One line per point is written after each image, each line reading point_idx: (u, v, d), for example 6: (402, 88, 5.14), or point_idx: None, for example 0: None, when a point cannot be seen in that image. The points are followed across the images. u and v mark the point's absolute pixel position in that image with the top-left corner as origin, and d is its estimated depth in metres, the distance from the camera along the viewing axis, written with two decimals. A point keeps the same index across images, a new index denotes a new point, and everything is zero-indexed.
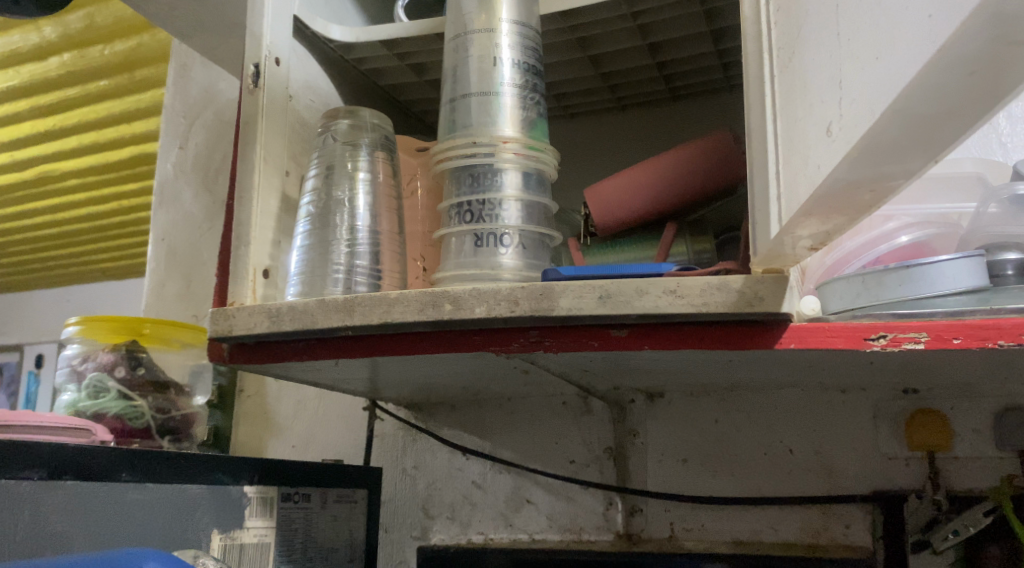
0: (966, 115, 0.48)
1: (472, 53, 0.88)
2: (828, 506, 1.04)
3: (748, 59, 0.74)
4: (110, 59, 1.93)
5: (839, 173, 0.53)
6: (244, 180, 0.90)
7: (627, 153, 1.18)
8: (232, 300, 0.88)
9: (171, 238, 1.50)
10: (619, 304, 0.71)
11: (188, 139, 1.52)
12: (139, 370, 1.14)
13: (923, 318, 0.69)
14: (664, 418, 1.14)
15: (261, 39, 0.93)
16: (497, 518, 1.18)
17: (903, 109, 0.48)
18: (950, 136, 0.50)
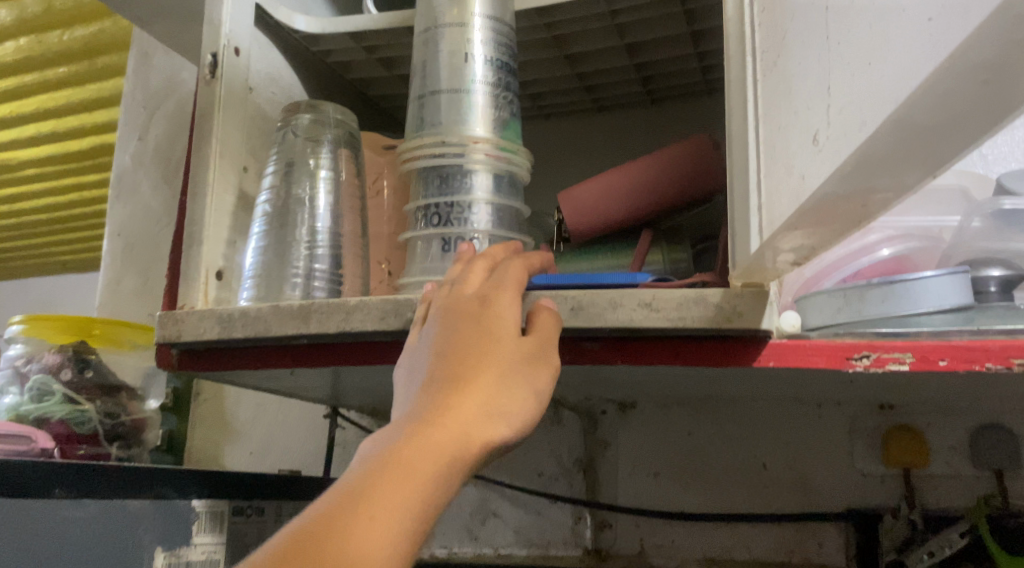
0: (969, 134, 0.44)
1: (443, 48, 0.83)
2: (802, 524, 1.02)
3: (730, 61, 0.70)
4: (70, 45, 1.86)
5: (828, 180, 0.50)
6: (198, 175, 0.85)
7: (602, 155, 1.15)
8: (183, 303, 0.83)
9: (128, 232, 1.44)
10: (591, 316, 0.67)
11: (147, 130, 1.46)
12: (88, 372, 1.08)
13: (908, 337, 0.66)
14: (636, 429, 1.10)
15: (220, 27, 0.88)
16: (462, 531, 1.15)
17: (903, 112, 0.44)
18: (951, 156, 0.46)
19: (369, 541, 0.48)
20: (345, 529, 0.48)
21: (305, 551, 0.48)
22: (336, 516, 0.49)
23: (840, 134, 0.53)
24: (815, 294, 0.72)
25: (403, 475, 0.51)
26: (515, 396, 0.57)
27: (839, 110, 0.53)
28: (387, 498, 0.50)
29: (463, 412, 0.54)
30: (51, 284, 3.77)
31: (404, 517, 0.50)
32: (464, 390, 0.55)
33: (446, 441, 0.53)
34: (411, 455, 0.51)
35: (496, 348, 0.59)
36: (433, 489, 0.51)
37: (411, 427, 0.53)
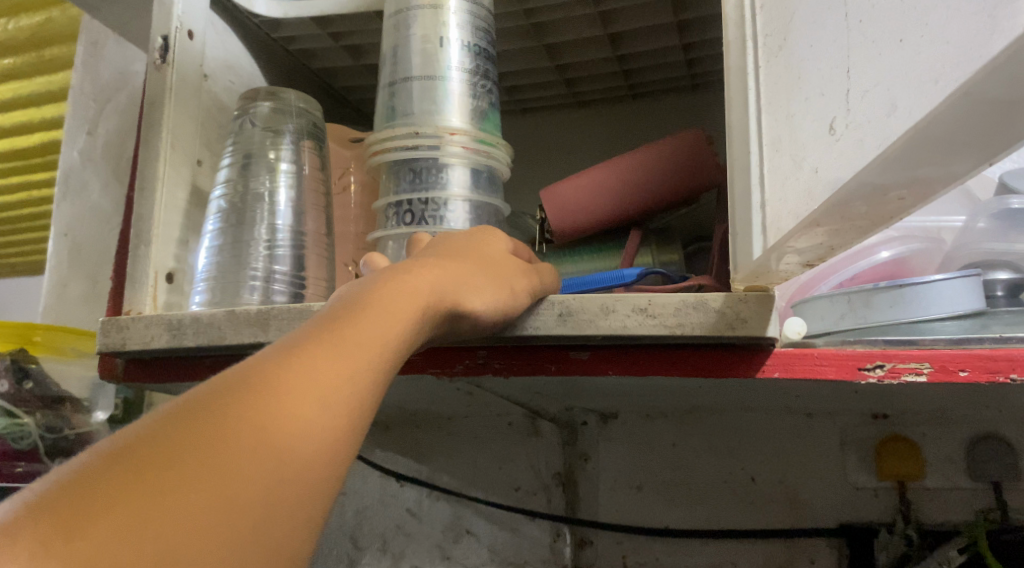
0: None
1: (415, 32, 0.77)
2: (792, 540, 0.97)
3: (728, 47, 0.64)
4: (16, 35, 1.76)
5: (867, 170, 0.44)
6: (146, 168, 0.78)
7: (582, 152, 1.09)
8: (129, 308, 0.76)
9: (76, 233, 1.35)
10: (581, 323, 0.61)
11: (97, 125, 1.38)
12: (27, 385, 1.00)
13: (922, 345, 0.61)
14: (617, 441, 1.05)
15: (171, 7, 0.81)
16: (433, 550, 1.08)
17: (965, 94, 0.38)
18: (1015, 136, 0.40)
19: (314, 394, 0.44)
20: (286, 379, 0.44)
21: (238, 396, 0.43)
22: (278, 366, 0.45)
23: (866, 120, 0.48)
24: (817, 298, 0.68)
25: (352, 334, 0.48)
26: (483, 287, 0.57)
27: (862, 93, 0.48)
28: (334, 352, 0.46)
29: (423, 283, 0.53)
30: None
31: (349, 373, 0.46)
32: (432, 270, 0.54)
33: (401, 308, 0.50)
34: (363, 317, 0.49)
35: (474, 253, 0.59)
36: (384, 350, 0.48)
37: (365, 291, 0.50)
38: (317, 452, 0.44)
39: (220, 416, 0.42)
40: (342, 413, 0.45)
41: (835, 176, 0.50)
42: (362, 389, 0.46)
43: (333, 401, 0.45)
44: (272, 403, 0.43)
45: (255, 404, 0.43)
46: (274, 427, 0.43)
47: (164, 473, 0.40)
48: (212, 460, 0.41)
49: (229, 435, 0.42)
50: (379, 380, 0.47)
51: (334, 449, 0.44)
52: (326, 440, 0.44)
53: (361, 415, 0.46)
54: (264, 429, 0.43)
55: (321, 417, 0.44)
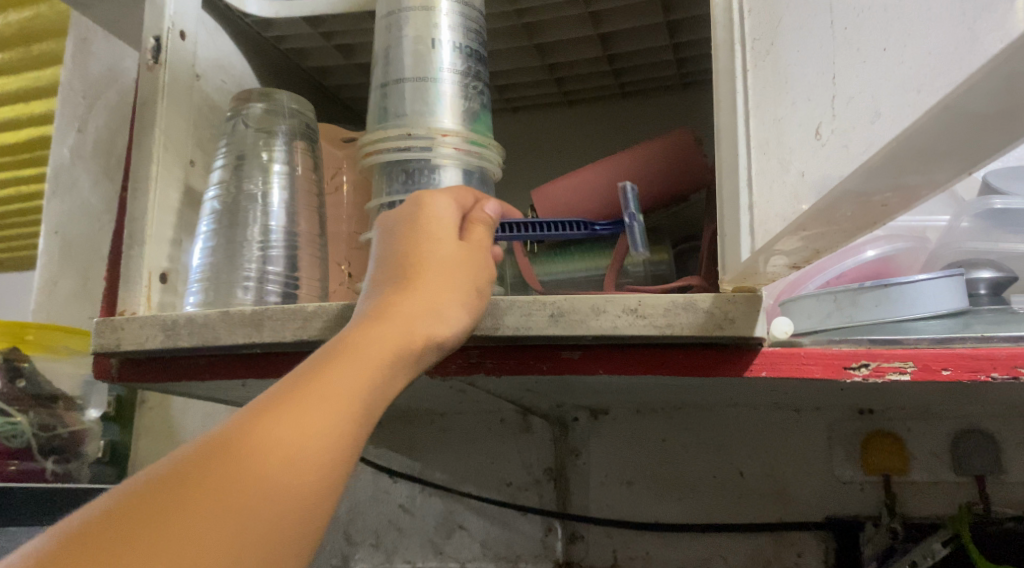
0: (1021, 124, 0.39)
1: (408, 33, 0.77)
2: (780, 534, 0.98)
3: (717, 49, 0.63)
4: (3, 30, 1.75)
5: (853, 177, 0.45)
6: (139, 168, 0.78)
7: (573, 151, 1.10)
8: (123, 308, 0.76)
9: (67, 230, 1.35)
10: (572, 323, 0.62)
11: (87, 122, 1.37)
12: (19, 382, 1.00)
13: (906, 344, 0.62)
14: (608, 437, 1.06)
15: (163, 7, 0.81)
16: (425, 545, 1.09)
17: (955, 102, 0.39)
18: (994, 147, 0.40)
19: (290, 465, 0.47)
20: (263, 452, 0.47)
21: (215, 470, 0.46)
22: (258, 438, 0.47)
23: (851, 125, 0.50)
24: (804, 297, 0.69)
25: (327, 395, 0.49)
26: (453, 302, 0.56)
27: (847, 100, 0.51)
28: (311, 418, 0.48)
29: (395, 323, 0.53)
30: None
31: (325, 438, 0.48)
32: (403, 306, 0.55)
33: (376, 362, 0.51)
34: (338, 374, 0.50)
35: (444, 256, 0.58)
36: (360, 410, 0.50)
37: (341, 345, 0.52)
38: (292, 523, 0.46)
39: (197, 495, 0.45)
40: (319, 481, 0.47)
41: (822, 180, 0.51)
42: (339, 452, 0.48)
43: (309, 471, 0.47)
44: (248, 476, 0.46)
45: (231, 480, 0.46)
46: (251, 499, 0.46)
47: (143, 545, 0.43)
48: (189, 533, 0.44)
49: (206, 508, 0.45)
50: (355, 440, 0.49)
51: (310, 516, 0.47)
52: (305, 509, 0.47)
53: (338, 477, 0.48)
54: (241, 503, 0.45)
55: (298, 487, 0.47)
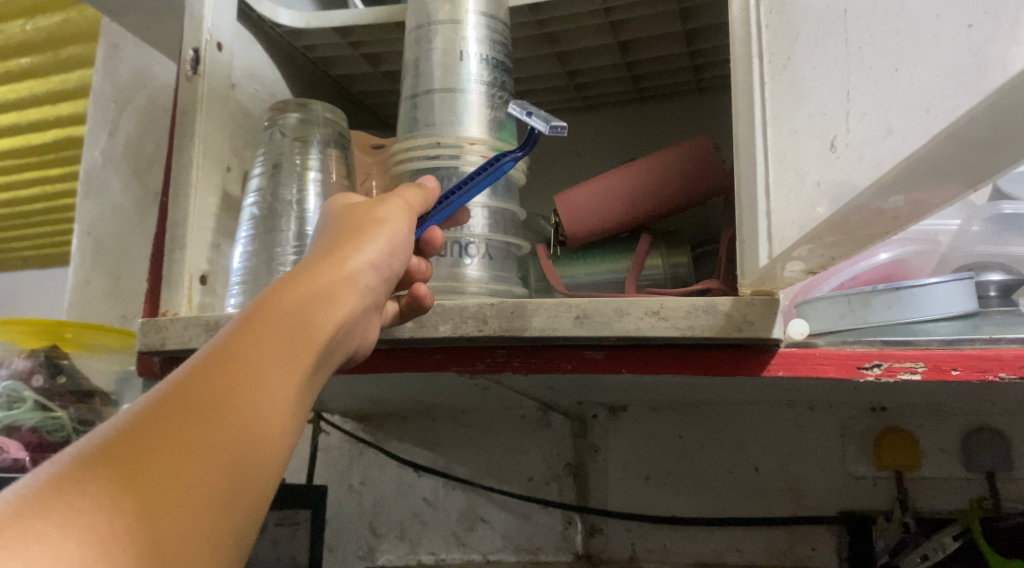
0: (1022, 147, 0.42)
1: (437, 46, 0.81)
2: (795, 527, 1.01)
3: (735, 63, 0.66)
4: (33, 35, 1.79)
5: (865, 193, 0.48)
6: (180, 175, 0.82)
7: (592, 155, 1.13)
8: (166, 310, 0.80)
9: (98, 231, 1.38)
10: (596, 325, 0.65)
11: (118, 126, 1.41)
12: (60, 378, 1.04)
13: (917, 345, 0.65)
14: (626, 433, 1.09)
15: (201, 20, 0.85)
16: (449, 537, 1.13)
17: (960, 127, 0.42)
18: (997, 167, 0.44)
19: (238, 402, 0.50)
20: (194, 395, 0.49)
21: (165, 414, 0.48)
22: (200, 382, 0.50)
23: (865, 141, 0.52)
24: (818, 299, 0.71)
25: (259, 342, 0.52)
26: (372, 254, 0.61)
27: (862, 116, 0.53)
28: (249, 359, 0.51)
29: (316, 280, 0.58)
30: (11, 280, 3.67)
31: (266, 376, 0.51)
32: (323, 264, 0.59)
33: (306, 312, 0.55)
34: (269, 323, 0.54)
35: (355, 222, 0.63)
36: (294, 349, 0.54)
37: (270, 298, 0.55)
38: (248, 453, 0.49)
39: (168, 421, 0.48)
40: (267, 413, 0.50)
41: (835, 191, 0.54)
42: (279, 389, 0.52)
43: (258, 405, 0.50)
44: (198, 415, 0.48)
45: (181, 421, 0.48)
46: (206, 436, 0.48)
47: (105, 488, 0.45)
48: (148, 473, 0.46)
49: (163, 451, 0.47)
50: (294, 380, 0.53)
51: (264, 445, 0.50)
52: (258, 440, 0.50)
53: (283, 411, 0.51)
54: (195, 440, 0.48)
55: (251, 419, 0.50)
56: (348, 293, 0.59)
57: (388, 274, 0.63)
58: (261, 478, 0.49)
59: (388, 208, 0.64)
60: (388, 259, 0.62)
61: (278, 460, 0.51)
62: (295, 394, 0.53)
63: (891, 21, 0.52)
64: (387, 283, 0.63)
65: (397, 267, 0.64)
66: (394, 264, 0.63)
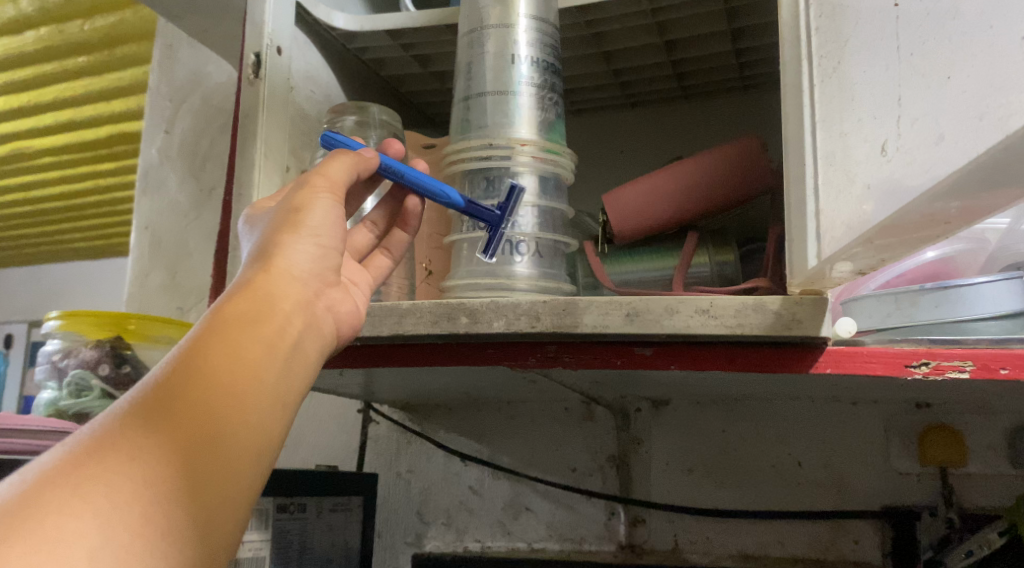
0: None
1: (489, 49, 0.83)
2: (837, 521, 1.02)
3: (784, 66, 0.66)
4: (91, 35, 1.85)
5: (919, 200, 0.50)
6: (243, 176, 0.85)
7: (636, 152, 1.15)
8: None
9: (156, 226, 1.43)
10: (648, 322, 0.67)
11: (174, 124, 1.46)
12: (125, 368, 1.06)
13: (966, 344, 0.66)
14: (669, 427, 1.11)
15: (262, 26, 0.88)
16: (494, 525, 1.15)
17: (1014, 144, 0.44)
18: None
19: (202, 408, 0.53)
20: (156, 413, 0.52)
21: (127, 434, 0.51)
22: (162, 392, 0.53)
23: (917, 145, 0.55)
24: (865, 296, 0.72)
25: (216, 349, 0.55)
26: (304, 251, 0.64)
27: (913, 121, 0.57)
28: (213, 378, 0.54)
29: (259, 285, 0.60)
30: (63, 271, 3.78)
31: (227, 382, 0.54)
32: (269, 271, 0.62)
33: (257, 315, 0.58)
34: (228, 334, 0.56)
35: (297, 216, 0.65)
36: (253, 352, 0.56)
37: (226, 312, 0.58)
38: (221, 459, 0.52)
39: (131, 439, 0.51)
40: (233, 417, 0.54)
41: (885, 194, 0.57)
42: (244, 393, 0.55)
43: (233, 410, 0.54)
44: (165, 431, 0.51)
45: (147, 436, 0.51)
46: (175, 448, 0.51)
47: (79, 507, 0.48)
48: (121, 488, 0.49)
49: (134, 466, 0.50)
50: (258, 379, 0.56)
51: (240, 444, 0.54)
52: (229, 444, 0.53)
53: (251, 414, 0.55)
54: (166, 453, 0.51)
55: (219, 424, 0.53)
56: (291, 286, 0.62)
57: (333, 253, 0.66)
58: (238, 480, 0.53)
59: (312, 194, 0.66)
60: (319, 250, 0.65)
61: (252, 459, 0.54)
62: (261, 393, 0.56)
63: (945, 28, 0.58)
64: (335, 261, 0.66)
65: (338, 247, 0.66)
66: (331, 246, 0.66)
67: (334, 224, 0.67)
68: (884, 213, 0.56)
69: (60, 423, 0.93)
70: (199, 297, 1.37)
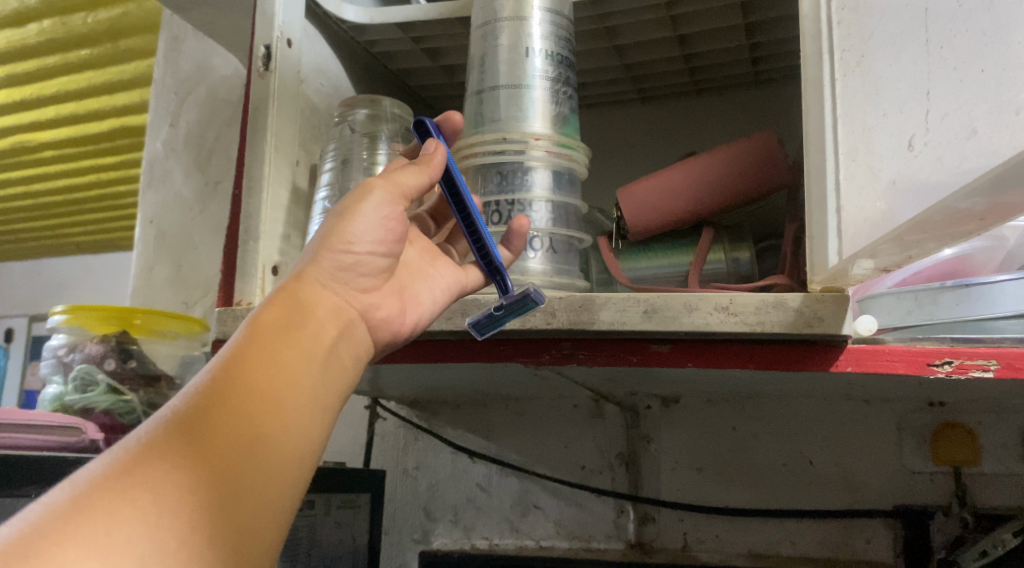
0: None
1: (503, 42, 0.82)
2: (849, 520, 1.01)
3: (804, 60, 0.65)
4: (94, 27, 1.84)
5: (954, 197, 0.49)
6: (253, 170, 0.84)
7: (646, 148, 1.14)
8: (240, 299, 0.82)
9: (160, 220, 1.42)
10: (665, 319, 0.66)
11: (179, 117, 1.45)
12: (131, 362, 1.05)
13: (989, 343, 0.65)
14: (679, 425, 1.10)
15: (273, 18, 0.87)
16: (502, 523, 1.15)
17: None
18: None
19: (243, 415, 0.54)
20: (195, 423, 0.53)
21: (170, 442, 0.52)
22: (205, 403, 0.54)
23: (945, 140, 0.56)
24: (884, 295, 0.71)
25: (256, 361, 0.56)
26: (347, 257, 0.63)
27: (942, 116, 0.57)
28: (250, 388, 0.55)
29: (298, 289, 0.60)
30: (65, 265, 3.77)
31: (266, 389, 0.55)
32: (307, 278, 0.61)
33: (294, 323, 0.59)
34: (266, 345, 0.57)
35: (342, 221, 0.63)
36: (290, 359, 0.57)
37: (263, 322, 0.58)
38: (260, 467, 0.53)
39: (172, 448, 0.52)
40: (272, 426, 0.54)
41: (910, 192, 0.57)
42: (283, 401, 0.55)
43: (270, 420, 0.55)
44: (206, 438, 0.53)
45: (187, 445, 0.52)
46: (216, 454, 0.52)
47: (125, 511, 0.49)
48: (167, 494, 0.50)
49: (180, 472, 0.51)
50: (297, 387, 0.56)
51: (278, 454, 0.54)
52: (268, 452, 0.54)
53: (290, 422, 0.55)
54: (208, 460, 0.52)
55: (260, 432, 0.54)
56: (329, 295, 0.61)
57: (377, 256, 0.64)
58: (278, 488, 0.54)
59: (365, 194, 0.64)
60: (368, 253, 0.64)
61: (291, 469, 0.55)
62: (301, 401, 0.56)
63: (974, 20, 0.57)
64: (378, 265, 0.64)
65: (383, 251, 0.65)
66: (377, 248, 0.64)
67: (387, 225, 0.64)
68: (911, 211, 0.56)
69: (65, 418, 0.92)
70: (205, 291, 1.36)
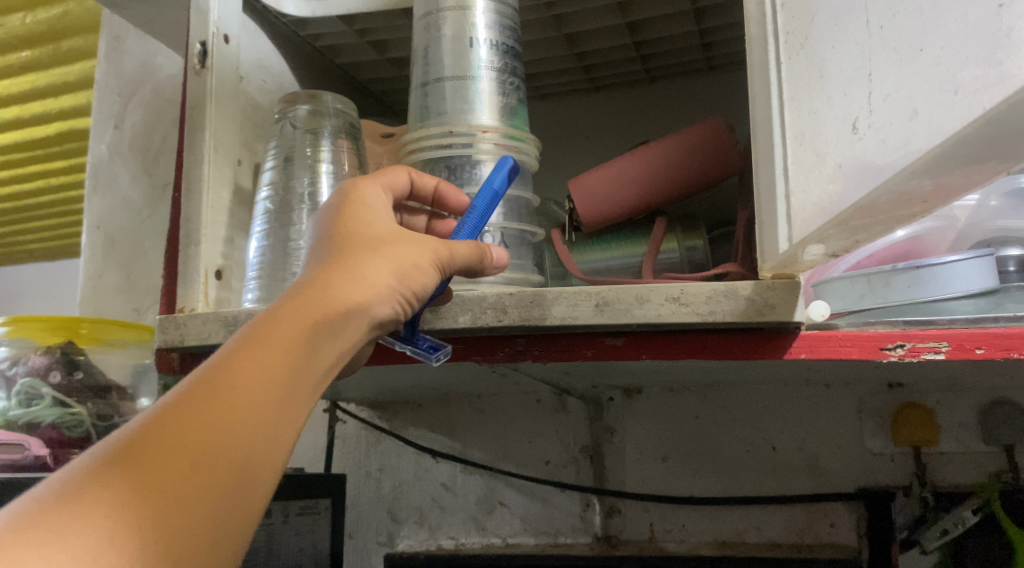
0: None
1: (446, 32, 0.80)
2: (813, 504, 1.01)
3: (750, 43, 0.67)
4: (33, 27, 1.78)
5: None
6: (192, 171, 0.81)
7: (603, 138, 1.12)
8: (183, 305, 0.80)
9: (108, 225, 1.38)
10: (618, 312, 0.65)
11: (124, 119, 1.41)
12: (77, 374, 1.00)
13: (941, 325, 0.65)
14: (643, 415, 1.09)
15: (207, 13, 0.84)
16: (468, 522, 1.13)
17: None
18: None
19: (225, 447, 0.51)
20: (180, 427, 0.51)
21: (149, 443, 0.50)
22: (193, 407, 0.52)
23: (888, 120, 0.53)
24: (837, 279, 0.70)
25: (254, 372, 0.54)
26: (381, 280, 0.60)
27: (884, 97, 0.54)
28: (242, 400, 0.53)
29: (322, 308, 0.57)
30: (19, 275, 3.68)
31: (256, 423, 0.53)
32: (333, 287, 0.58)
33: (304, 341, 0.56)
34: (267, 355, 0.55)
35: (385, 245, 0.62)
36: (290, 396, 0.55)
37: (269, 329, 0.56)
38: (239, 495, 0.51)
39: (151, 449, 0.50)
40: (255, 440, 0.52)
41: (857, 173, 0.55)
42: (272, 422, 0.53)
43: (254, 435, 0.53)
44: (184, 445, 0.50)
45: (169, 444, 0.50)
46: (195, 471, 0.50)
47: (97, 508, 0.48)
48: (140, 513, 0.48)
49: (146, 497, 0.49)
50: (287, 406, 0.54)
51: (255, 467, 0.52)
52: (248, 469, 0.52)
53: (274, 443, 0.53)
54: (186, 470, 0.50)
55: (245, 450, 0.52)
56: (355, 318, 0.59)
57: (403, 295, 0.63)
58: (251, 506, 0.52)
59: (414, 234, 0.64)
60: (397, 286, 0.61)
61: (264, 485, 0.53)
62: (286, 433, 0.54)
63: None
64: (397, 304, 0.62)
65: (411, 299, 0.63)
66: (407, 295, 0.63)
67: (420, 269, 0.63)
68: (857, 193, 0.54)
69: None
70: (156, 297, 1.33)
